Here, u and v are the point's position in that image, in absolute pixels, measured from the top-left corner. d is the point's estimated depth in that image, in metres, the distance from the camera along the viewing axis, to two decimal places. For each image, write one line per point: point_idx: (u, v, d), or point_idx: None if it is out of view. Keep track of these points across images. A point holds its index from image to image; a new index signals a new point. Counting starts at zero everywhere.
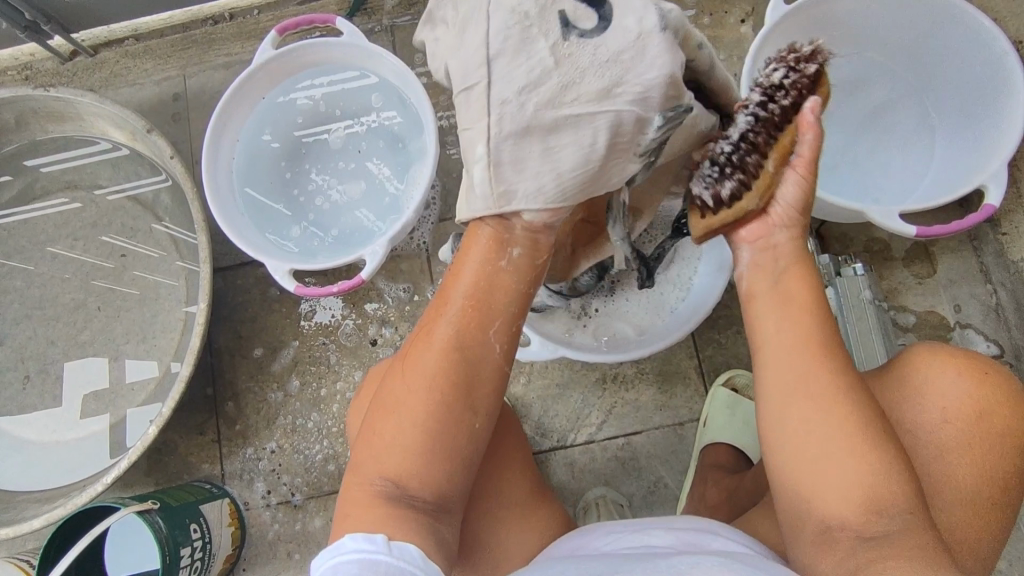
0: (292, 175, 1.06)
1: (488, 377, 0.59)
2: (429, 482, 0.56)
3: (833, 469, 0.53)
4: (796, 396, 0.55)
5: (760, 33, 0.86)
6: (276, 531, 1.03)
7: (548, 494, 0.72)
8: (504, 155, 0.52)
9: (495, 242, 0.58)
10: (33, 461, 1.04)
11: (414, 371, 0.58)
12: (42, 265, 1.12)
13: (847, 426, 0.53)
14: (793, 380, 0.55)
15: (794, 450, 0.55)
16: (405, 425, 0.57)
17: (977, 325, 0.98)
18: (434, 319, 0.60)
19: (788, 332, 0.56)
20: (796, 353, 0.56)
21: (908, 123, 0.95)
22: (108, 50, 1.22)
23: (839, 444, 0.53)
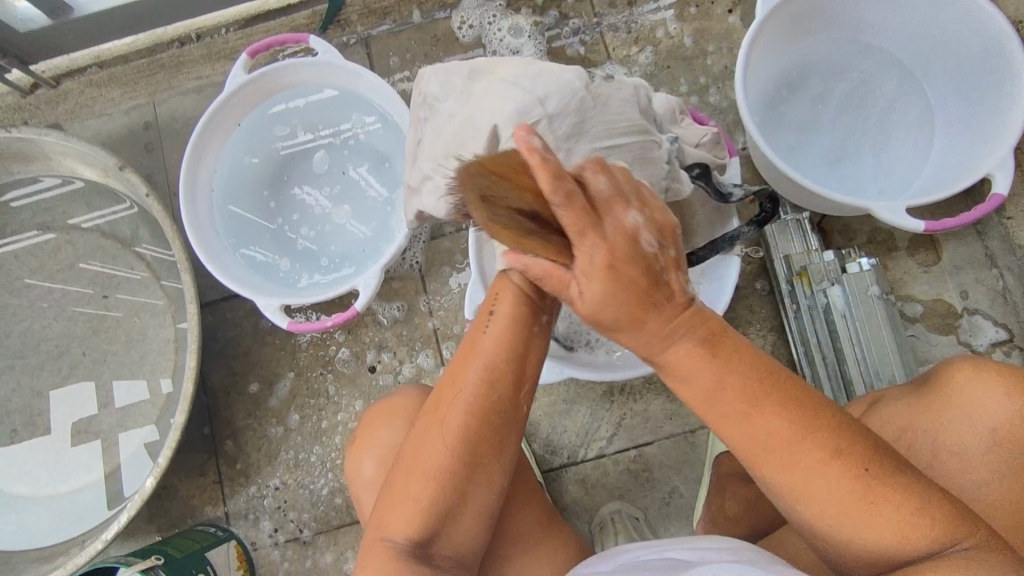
0: (277, 204, 1.01)
1: (513, 430, 0.59)
2: (457, 540, 0.58)
3: (856, 527, 0.49)
4: (765, 460, 0.50)
5: (749, 30, 0.84)
6: (287, 570, 1.00)
7: (553, 516, 0.72)
8: (561, 156, 0.62)
9: (525, 298, 0.58)
10: (29, 517, 1.01)
11: (448, 426, 0.57)
12: (20, 312, 1.07)
13: (832, 472, 0.48)
14: (781, 454, 0.49)
15: (799, 508, 0.51)
16: (435, 490, 0.56)
17: (986, 310, 0.96)
18: (459, 369, 0.58)
19: (726, 422, 0.50)
20: (769, 411, 0.49)
21: (909, 110, 0.92)
22: (70, 80, 1.17)
23: (834, 491, 0.49)
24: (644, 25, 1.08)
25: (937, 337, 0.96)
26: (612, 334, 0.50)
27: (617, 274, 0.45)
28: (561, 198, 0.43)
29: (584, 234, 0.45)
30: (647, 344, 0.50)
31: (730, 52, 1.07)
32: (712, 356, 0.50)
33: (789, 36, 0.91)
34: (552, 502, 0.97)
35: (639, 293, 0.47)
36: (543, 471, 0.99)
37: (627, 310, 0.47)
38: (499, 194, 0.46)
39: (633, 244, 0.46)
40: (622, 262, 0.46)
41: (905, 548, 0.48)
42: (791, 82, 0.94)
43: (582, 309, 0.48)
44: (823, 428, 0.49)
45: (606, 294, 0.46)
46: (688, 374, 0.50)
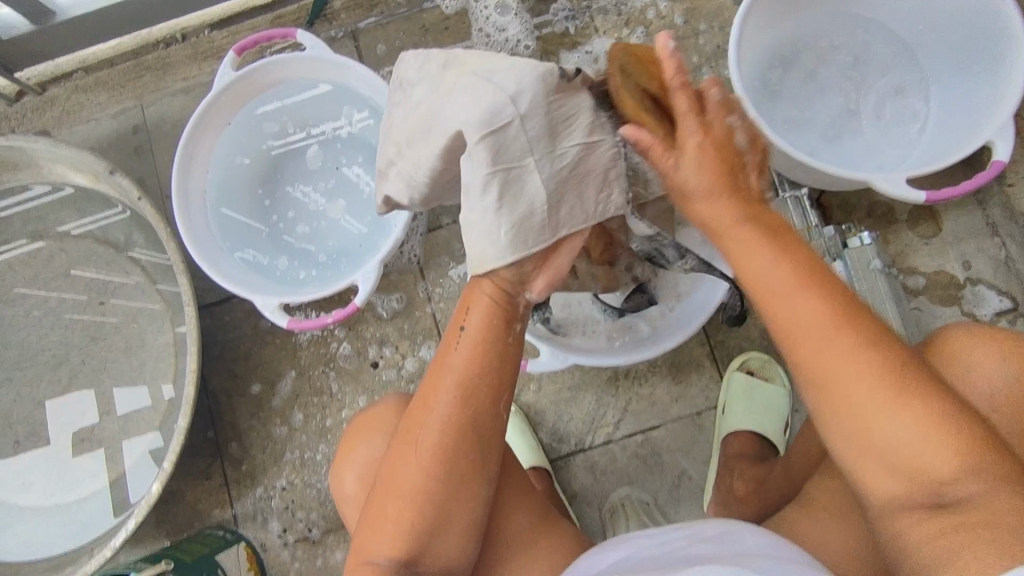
0: (271, 201, 1.00)
1: (487, 449, 0.59)
2: (441, 559, 0.57)
3: (892, 426, 0.46)
4: (825, 353, 0.47)
5: (742, 6, 0.83)
6: (298, 569, 1.00)
7: (553, 518, 0.70)
8: (515, 174, 0.55)
9: (494, 310, 0.57)
10: (35, 529, 1.00)
11: (422, 444, 0.57)
12: (17, 323, 1.06)
13: (880, 368, 0.46)
14: (820, 336, 0.47)
15: (841, 419, 0.48)
16: (414, 509, 0.57)
17: (989, 279, 0.95)
18: (432, 387, 0.59)
19: (779, 300, 0.48)
20: (807, 300, 0.47)
21: (906, 81, 0.91)
22: (56, 86, 1.15)
23: (875, 382, 0.46)
24: (634, 7, 1.07)
25: (940, 309, 0.95)
26: (687, 208, 0.51)
27: (712, 151, 0.48)
28: (683, 84, 0.49)
29: (689, 123, 0.49)
30: (718, 222, 0.49)
31: (722, 30, 1.06)
32: (772, 244, 0.48)
33: (781, 10, 0.90)
34: (561, 491, 0.96)
35: (724, 171, 0.48)
36: (551, 460, 0.98)
37: (722, 180, 0.48)
38: (634, 72, 0.56)
39: (728, 136, 0.49)
40: (722, 148, 0.48)
41: (933, 470, 0.46)
42: (785, 57, 0.93)
43: (680, 176, 0.49)
44: (859, 325, 0.47)
45: (716, 167, 0.48)
46: (745, 257, 0.49)
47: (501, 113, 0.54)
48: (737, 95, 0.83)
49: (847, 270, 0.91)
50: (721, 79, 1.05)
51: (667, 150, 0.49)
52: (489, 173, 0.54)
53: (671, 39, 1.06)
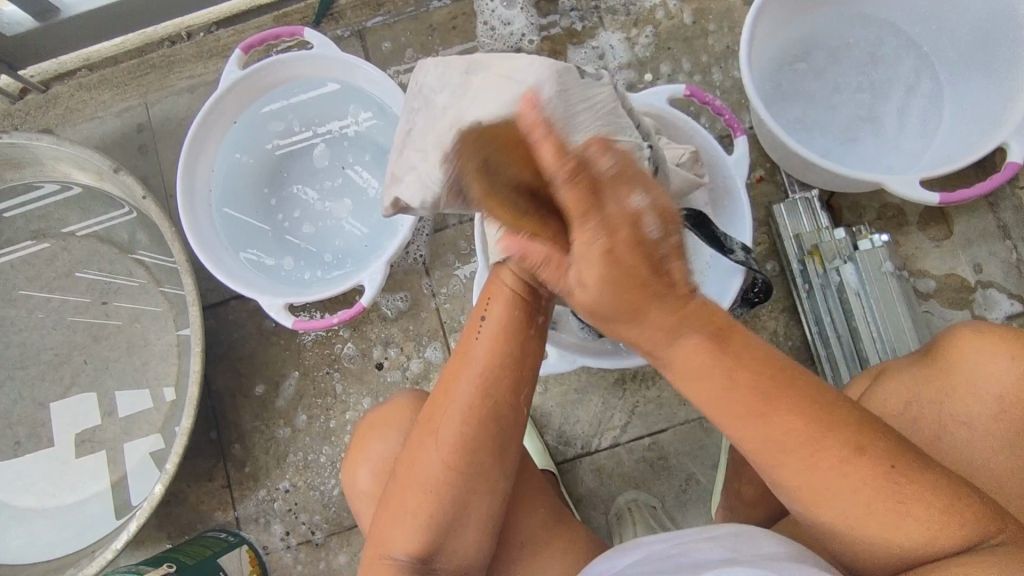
0: (277, 200, 1.00)
1: (509, 438, 0.58)
2: (460, 552, 0.57)
3: (879, 527, 0.48)
4: (806, 488, 0.49)
5: (754, 7, 0.82)
6: (300, 573, 0.99)
7: (563, 515, 0.70)
8: None
9: (520, 298, 0.58)
10: (35, 531, 0.99)
11: (445, 434, 0.56)
12: (19, 322, 1.05)
13: (850, 476, 0.47)
14: (794, 457, 0.48)
15: (821, 518, 0.50)
16: (431, 501, 0.56)
17: (1000, 283, 0.95)
18: (451, 377, 0.58)
19: (740, 428, 0.48)
20: (797, 414, 0.47)
21: (918, 83, 0.91)
22: (60, 84, 1.15)
23: (851, 497, 0.48)
24: (643, 7, 1.06)
25: (951, 312, 0.95)
26: (608, 328, 0.47)
27: (618, 263, 0.41)
28: (571, 174, 0.38)
29: (583, 230, 0.40)
30: (650, 341, 0.46)
31: (731, 31, 1.05)
32: (719, 361, 0.47)
33: (793, 10, 0.89)
34: (568, 494, 0.95)
35: (631, 288, 0.42)
36: (558, 463, 0.97)
37: (631, 303, 0.43)
38: (504, 164, 0.45)
39: (636, 236, 0.40)
40: (627, 252, 0.40)
41: (925, 552, 0.48)
42: (797, 58, 0.92)
43: (581, 297, 0.44)
44: (836, 430, 0.47)
45: (607, 280, 0.41)
46: (692, 370, 0.48)
47: (520, 100, 0.53)
48: (749, 95, 0.82)
49: (858, 273, 0.90)
50: (731, 80, 1.04)
51: (576, 254, 0.42)
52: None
53: (680, 39, 1.06)
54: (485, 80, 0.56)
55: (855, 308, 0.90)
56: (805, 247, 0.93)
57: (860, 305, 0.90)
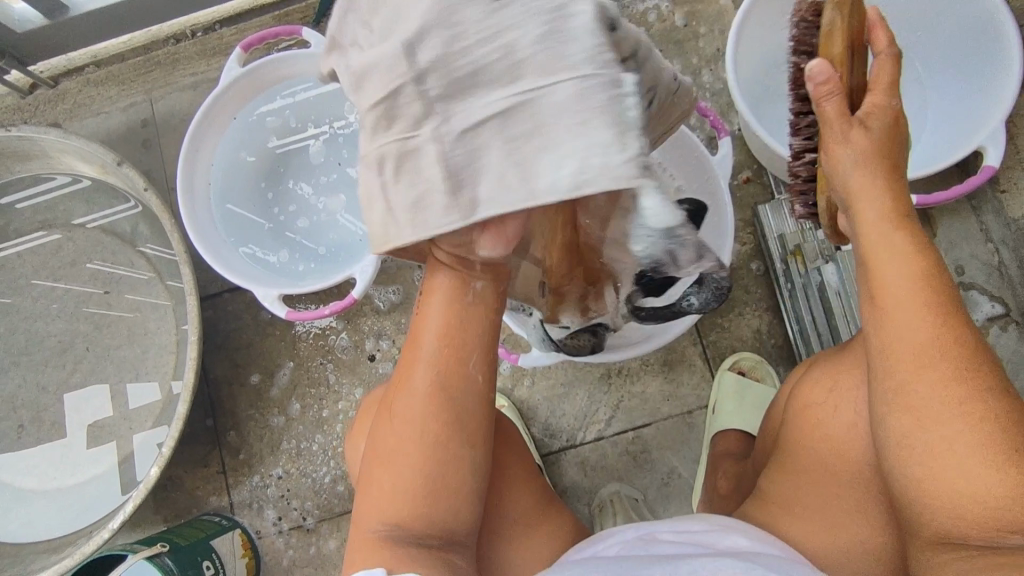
0: (275, 195, 1.02)
1: (463, 406, 0.60)
2: (435, 519, 0.59)
3: (971, 477, 0.44)
4: (913, 387, 0.46)
5: (739, 11, 0.84)
6: (291, 557, 1.02)
7: (552, 505, 0.72)
8: (404, 146, 0.44)
9: (455, 281, 0.58)
10: (36, 512, 1.02)
11: (403, 415, 0.60)
12: (24, 310, 1.09)
13: (970, 406, 0.45)
14: (920, 358, 0.46)
15: (913, 440, 0.47)
16: (400, 475, 0.59)
17: (982, 284, 0.96)
18: (410, 358, 0.61)
19: (889, 310, 0.47)
20: (924, 320, 0.46)
21: (901, 87, 0.92)
22: (69, 79, 1.18)
23: (958, 414, 0.45)
24: (635, 9, 1.08)
25: None
26: (842, 185, 0.47)
27: (890, 133, 0.46)
28: (889, 50, 0.46)
29: (883, 99, 0.45)
30: (865, 195, 0.46)
31: (721, 34, 1.07)
32: (904, 249, 0.47)
33: (779, 13, 0.91)
34: (552, 485, 0.97)
35: (889, 155, 0.46)
36: (543, 455, 0.99)
37: (892, 166, 0.47)
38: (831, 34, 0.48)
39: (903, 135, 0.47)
40: (894, 130, 0.46)
41: (999, 518, 0.44)
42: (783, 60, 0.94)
43: (856, 143, 0.45)
44: (965, 356, 0.46)
45: (885, 139, 0.46)
46: (876, 254, 0.47)
47: (396, 74, 0.43)
48: (732, 97, 0.84)
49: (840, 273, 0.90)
50: (720, 82, 1.06)
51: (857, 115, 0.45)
52: (380, 149, 0.45)
53: (671, 42, 1.08)
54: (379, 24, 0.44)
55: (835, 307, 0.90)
56: (788, 247, 0.95)
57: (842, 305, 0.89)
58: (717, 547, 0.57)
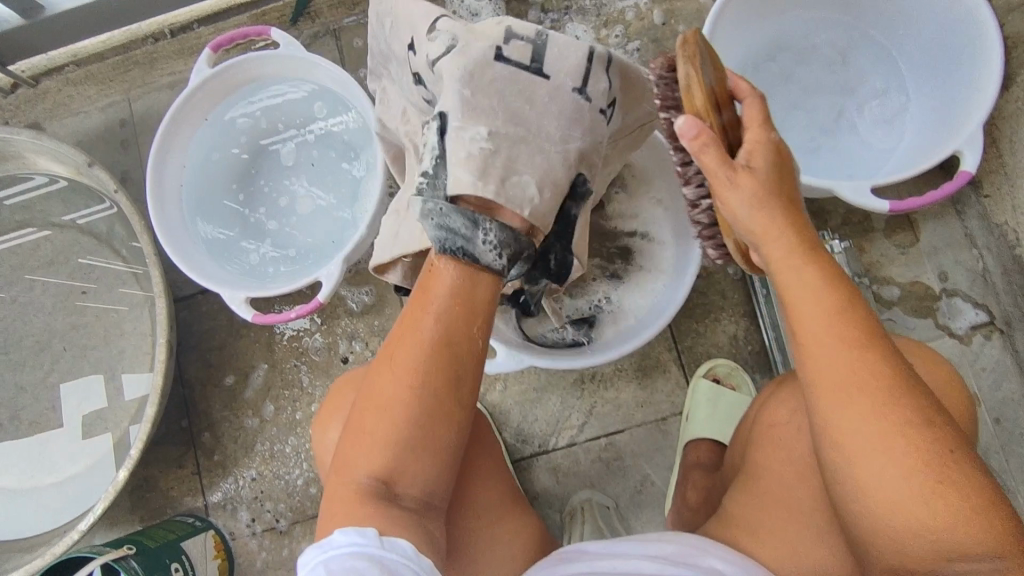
0: (246, 197, 1.02)
1: (465, 374, 0.57)
2: (421, 480, 0.56)
3: (905, 512, 0.45)
4: (844, 426, 0.46)
5: (712, 10, 0.82)
6: (264, 559, 1.02)
7: (519, 502, 0.72)
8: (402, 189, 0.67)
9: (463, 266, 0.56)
10: (14, 510, 1.03)
11: (401, 361, 0.56)
12: (3, 309, 1.09)
13: (896, 442, 0.45)
14: (841, 398, 0.46)
15: (848, 478, 0.47)
16: (394, 421, 0.56)
17: (966, 291, 0.93)
18: (417, 305, 0.58)
19: (818, 349, 0.47)
20: (846, 360, 0.46)
21: (881, 89, 0.90)
22: (49, 79, 1.18)
23: (890, 452, 0.45)
24: (615, 7, 1.06)
25: (914, 321, 0.94)
26: (751, 228, 0.47)
27: (782, 170, 0.48)
28: (757, 93, 0.50)
29: (760, 135, 0.48)
30: (769, 234, 0.47)
31: None
32: (829, 281, 0.47)
33: (755, 12, 0.89)
34: (523, 492, 0.97)
35: (789, 193, 0.47)
36: (514, 461, 0.99)
37: (789, 197, 0.48)
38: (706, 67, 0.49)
39: (789, 166, 0.49)
40: (785, 165, 0.48)
41: (942, 544, 0.45)
42: (761, 60, 0.92)
43: (748, 184, 0.46)
44: (894, 392, 0.45)
45: (775, 172, 0.47)
46: (803, 295, 0.47)
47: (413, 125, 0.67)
48: None
49: None
50: None
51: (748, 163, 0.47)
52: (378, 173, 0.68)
53: (650, 41, 1.05)
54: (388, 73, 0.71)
55: None
56: None
57: None
58: (693, 563, 0.56)
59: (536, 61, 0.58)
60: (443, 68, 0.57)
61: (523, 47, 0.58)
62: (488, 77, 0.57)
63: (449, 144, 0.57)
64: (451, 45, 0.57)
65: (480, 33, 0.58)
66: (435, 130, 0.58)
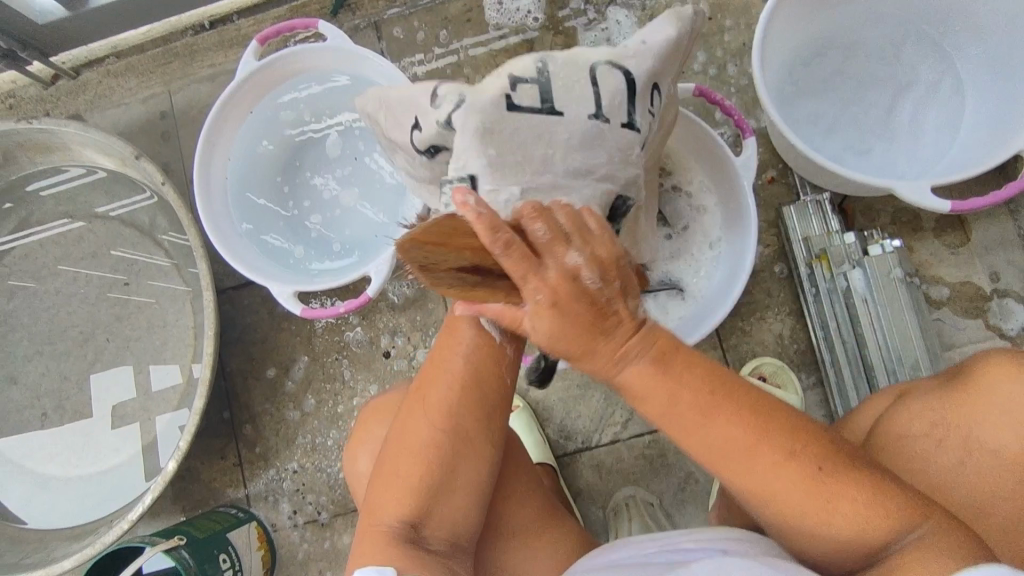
0: (291, 188, 1.02)
1: (490, 414, 0.62)
2: (447, 517, 0.60)
3: (818, 520, 0.49)
4: (740, 475, 0.49)
5: (768, 7, 0.81)
6: (306, 551, 1.03)
7: (556, 510, 0.72)
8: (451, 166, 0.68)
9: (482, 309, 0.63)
10: (59, 498, 1.04)
11: (432, 405, 0.61)
12: (47, 300, 1.10)
13: (786, 473, 0.48)
14: (738, 457, 0.48)
15: (763, 507, 0.50)
16: (422, 467, 0.59)
17: (1017, 293, 0.92)
18: (442, 352, 0.63)
19: (693, 429, 0.49)
20: (727, 417, 0.48)
21: (936, 86, 0.89)
22: (89, 70, 1.18)
23: (785, 481, 0.48)
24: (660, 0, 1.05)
25: (965, 321, 0.93)
26: (568, 359, 0.47)
27: (572, 314, 0.43)
28: (505, 243, 0.41)
29: (541, 278, 0.42)
30: (605, 364, 0.47)
31: (749, 26, 1.02)
32: (666, 371, 0.48)
33: (809, 8, 0.88)
34: (567, 487, 0.97)
35: (581, 332, 0.44)
36: (558, 457, 0.99)
37: (584, 335, 0.44)
38: (419, 256, 0.43)
39: (578, 284, 0.42)
40: (586, 306, 0.43)
41: (869, 543, 0.48)
42: (812, 56, 0.91)
43: (598, 363, 0.46)
44: (768, 436, 0.48)
45: (561, 327, 0.43)
46: (650, 391, 0.48)
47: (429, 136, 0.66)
48: (757, 94, 0.81)
49: (867, 279, 0.89)
50: (746, 76, 1.02)
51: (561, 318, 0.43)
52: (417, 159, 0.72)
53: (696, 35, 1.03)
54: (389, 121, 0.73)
55: (863, 314, 0.88)
56: (813, 250, 0.92)
57: (868, 312, 0.88)
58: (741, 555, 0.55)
59: (547, 101, 0.60)
60: (455, 123, 0.59)
61: (532, 90, 0.59)
62: (512, 128, 0.58)
63: (481, 208, 0.57)
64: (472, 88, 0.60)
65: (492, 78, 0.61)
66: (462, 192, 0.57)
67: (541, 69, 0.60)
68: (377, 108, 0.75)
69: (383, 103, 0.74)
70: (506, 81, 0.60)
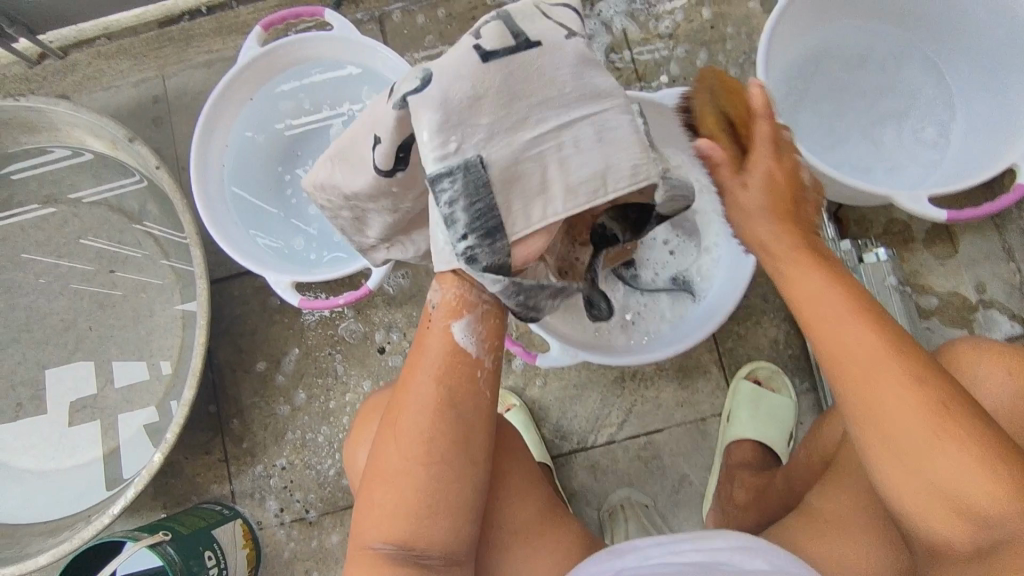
0: (291, 177, 1.00)
1: (471, 430, 0.59)
2: (439, 540, 0.58)
3: (936, 465, 0.47)
4: (881, 410, 0.48)
5: (773, 15, 0.83)
6: (292, 550, 1.00)
7: (558, 510, 0.71)
8: None
9: (452, 315, 0.61)
10: (33, 492, 1.00)
11: (405, 428, 0.59)
12: (27, 285, 1.06)
13: (931, 418, 0.47)
14: (862, 373, 0.49)
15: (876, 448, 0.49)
16: (401, 490, 0.58)
17: (1002, 304, 0.95)
18: (412, 372, 0.61)
19: (822, 324, 0.50)
20: (860, 327, 0.49)
21: (931, 103, 0.92)
22: (78, 51, 1.14)
23: (917, 413, 0.47)
24: (664, 9, 1.05)
25: (952, 330, 0.95)
26: (743, 234, 0.56)
27: (776, 183, 0.52)
28: (768, 112, 0.52)
29: (763, 155, 0.53)
30: (767, 241, 0.53)
31: (749, 37, 1.04)
32: (814, 261, 0.52)
33: (812, 20, 0.90)
34: (562, 488, 0.96)
35: (784, 201, 0.53)
36: (553, 457, 0.98)
37: (787, 211, 0.53)
38: (719, 95, 0.59)
39: (796, 176, 0.53)
40: (785, 178, 0.53)
41: (975, 503, 0.46)
42: (813, 68, 0.93)
43: (741, 200, 0.54)
44: (906, 355, 0.48)
45: (768, 191, 0.52)
46: (800, 280, 0.52)
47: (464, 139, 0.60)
48: None
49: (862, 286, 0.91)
50: (747, 84, 1.04)
51: (756, 177, 0.53)
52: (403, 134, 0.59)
53: (698, 42, 1.04)
54: (351, 174, 0.65)
55: None
56: None
57: None
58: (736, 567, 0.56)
59: (517, 36, 0.55)
60: (415, 103, 0.54)
61: (497, 30, 0.55)
62: (489, 81, 0.54)
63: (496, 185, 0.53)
64: (427, 75, 0.55)
65: (446, 57, 0.55)
66: (462, 179, 0.53)
67: (497, 16, 0.57)
68: (331, 172, 0.67)
69: (334, 160, 0.66)
70: (470, 45, 0.55)
